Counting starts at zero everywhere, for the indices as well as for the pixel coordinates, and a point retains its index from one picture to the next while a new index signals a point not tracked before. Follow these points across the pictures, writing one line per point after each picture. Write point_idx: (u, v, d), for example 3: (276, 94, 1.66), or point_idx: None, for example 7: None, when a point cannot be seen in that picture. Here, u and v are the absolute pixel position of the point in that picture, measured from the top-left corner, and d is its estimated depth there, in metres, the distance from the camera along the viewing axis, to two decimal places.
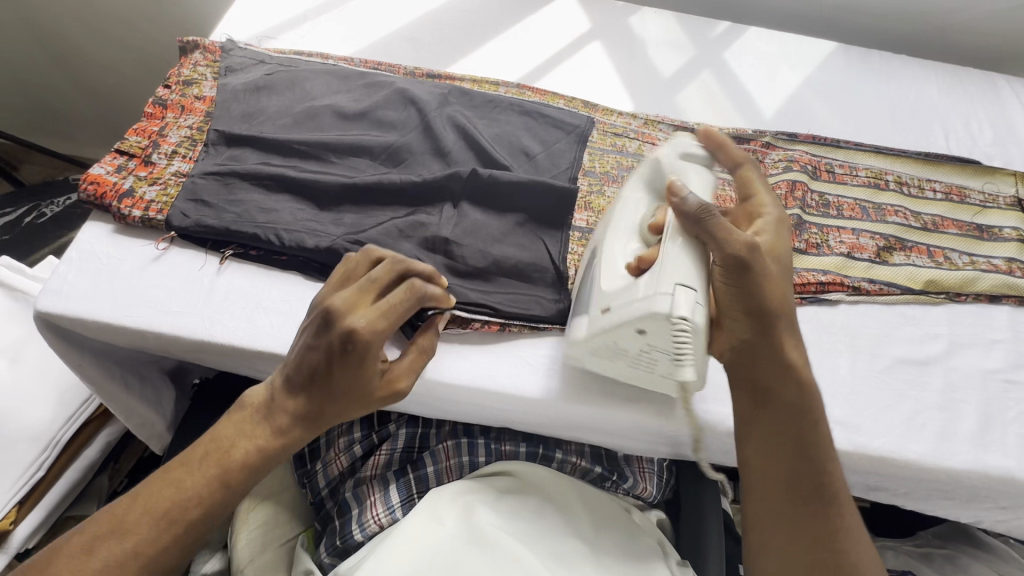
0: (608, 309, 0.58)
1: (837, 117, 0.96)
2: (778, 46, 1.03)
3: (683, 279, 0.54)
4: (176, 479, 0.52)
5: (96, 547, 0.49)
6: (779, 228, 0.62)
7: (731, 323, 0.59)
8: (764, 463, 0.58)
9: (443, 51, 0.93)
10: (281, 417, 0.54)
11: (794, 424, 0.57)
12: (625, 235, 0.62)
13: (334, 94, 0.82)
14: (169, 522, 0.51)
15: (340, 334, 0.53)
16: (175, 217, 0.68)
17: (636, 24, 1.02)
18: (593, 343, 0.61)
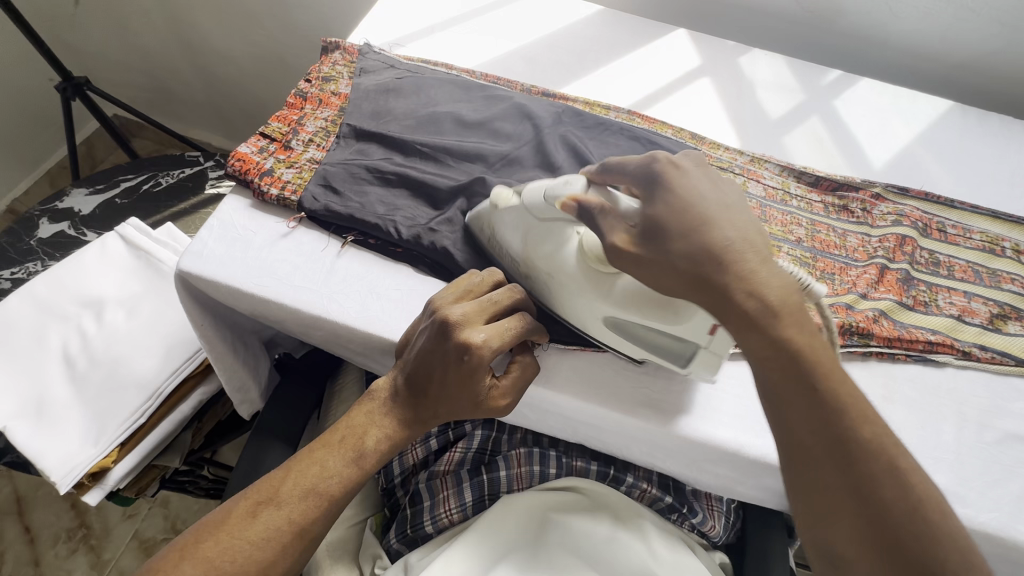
0: (717, 328, 0.57)
1: (951, 176, 0.93)
2: (892, 99, 1.02)
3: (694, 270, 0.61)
4: (321, 458, 0.57)
5: (259, 512, 0.54)
6: (672, 173, 0.57)
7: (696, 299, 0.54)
8: (807, 462, 0.50)
9: (559, 72, 0.97)
10: (403, 412, 0.60)
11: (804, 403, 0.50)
12: (600, 290, 0.62)
13: (455, 103, 0.87)
14: (321, 497, 0.56)
15: (460, 345, 0.56)
16: (307, 200, 0.74)
17: (747, 64, 1.04)
18: (710, 360, 0.61)
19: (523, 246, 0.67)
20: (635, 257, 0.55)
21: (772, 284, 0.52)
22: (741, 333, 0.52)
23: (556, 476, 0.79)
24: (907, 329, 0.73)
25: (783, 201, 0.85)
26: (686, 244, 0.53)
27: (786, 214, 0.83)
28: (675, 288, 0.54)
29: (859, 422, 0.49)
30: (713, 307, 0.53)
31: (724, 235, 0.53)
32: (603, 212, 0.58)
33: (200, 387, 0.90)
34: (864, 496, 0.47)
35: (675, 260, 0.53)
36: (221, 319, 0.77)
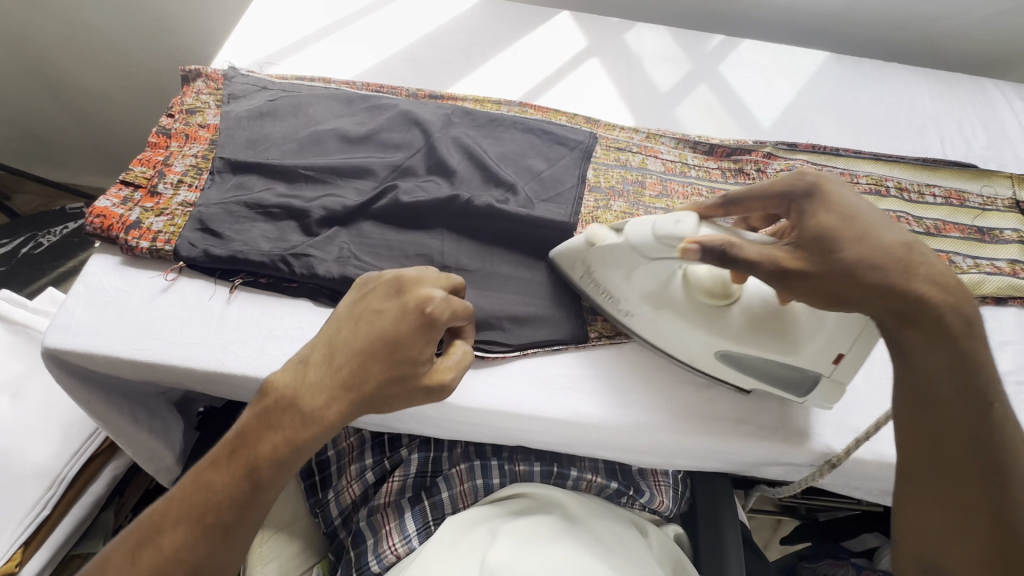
0: (844, 355, 0.57)
1: (835, 125, 0.97)
2: (772, 58, 1.06)
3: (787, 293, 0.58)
4: (206, 483, 0.52)
5: (138, 555, 0.50)
6: (829, 187, 0.55)
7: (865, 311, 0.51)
8: (935, 454, 0.51)
9: (444, 71, 0.93)
10: (309, 402, 0.53)
11: (969, 420, 0.49)
12: (717, 322, 0.61)
13: (337, 118, 0.82)
14: (210, 525, 0.50)
15: (415, 296, 0.57)
16: (184, 247, 0.68)
17: (633, 40, 1.04)
18: (833, 390, 0.60)
19: (623, 286, 0.64)
20: (802, 273, 0.51)
21: (948, 283, 0.51)
22: (916, 341, 0.51)
23: (500, 486, 0.78)
24: None
25: (683, 173, 0.86)
26: (860, 250, 0.51)
27: (687, 185, 0.84)
28: (849, 297, 0.51)
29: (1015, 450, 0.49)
30: (889, 313, 0.51)
31: (895, 237, 0.52)
32: (734, 247, 0.51)
33: (112, 461, 0.85)
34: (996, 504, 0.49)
35: (855, 268, 0.50)
36: (113, 389, 0.70)
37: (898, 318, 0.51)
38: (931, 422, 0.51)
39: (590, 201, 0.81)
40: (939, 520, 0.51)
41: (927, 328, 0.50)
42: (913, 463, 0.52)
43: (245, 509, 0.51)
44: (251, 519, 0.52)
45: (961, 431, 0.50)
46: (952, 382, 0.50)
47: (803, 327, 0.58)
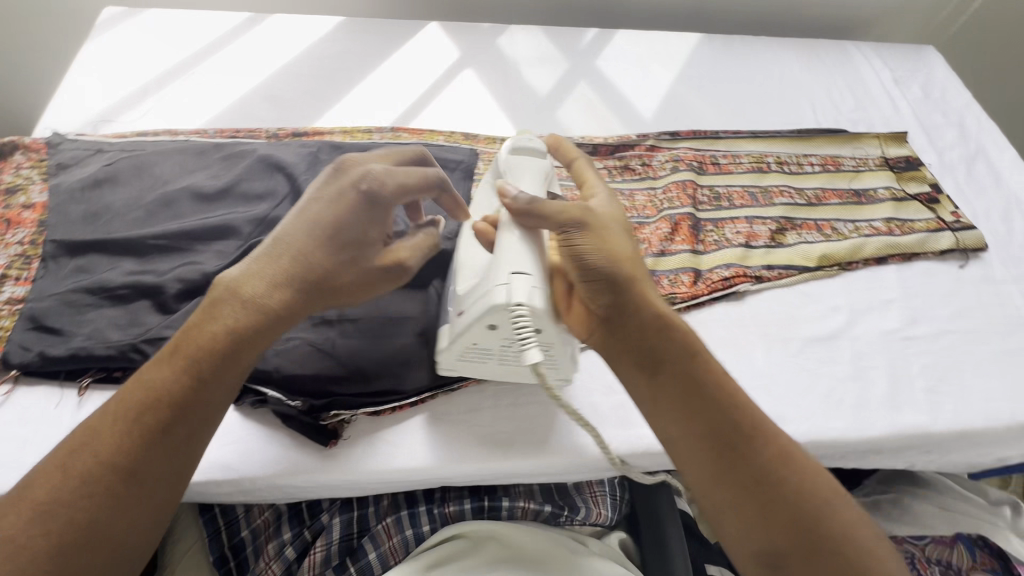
0: (461, 315, 0.56)
1: (713, 107, 0.98)
2: (647, 47, 1.05)
3: (517, 267, 0.53)
4: (146, 381, 0.49)
5: (70, 463, 0.45)
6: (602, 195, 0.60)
7: (590, 298, 0.54)
8: (699, 460, 0.51)
9: (308, 104, 0.87)
10: (251, 288, 0.52)
11: (703, 413, 0.52)
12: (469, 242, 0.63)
13: (189, 174, 0.75)
14: (148, 427, 0.47)
15: (360, 171, 0.57)
16: (15, 352, 0.60)
17: (506, 45, 1.01)
18: (466, 356, 0.59)
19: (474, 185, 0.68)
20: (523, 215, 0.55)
21: (647, 291, 0.55)
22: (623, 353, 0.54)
23: (432, 532, 0.73)
24: (705, 276, 0.76)
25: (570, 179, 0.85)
26: (602, 246, 0.54)
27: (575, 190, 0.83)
28: (588, 280, 0.53)
29: (762, 435, 0.52)
30: (609, 317, 0.54)
31: (620, 239, 0.56)
32: (538, 201, 0.55)
33: None
34: (767, 492, 0.49)
35: (586, 261, 0.53)
36: None
37: (610, 323, 0.54)
38: (691, 423, 0.52)
39: None
40: (748, 525, 0.49)
41: (637, 329, 0.54)
42: (716, 477, 0.50)
43: (187, 407, 0.49)
44: (197, 426, 0.49)
45: (710, 425, 0.52)
46: (679, 378, 0.53)
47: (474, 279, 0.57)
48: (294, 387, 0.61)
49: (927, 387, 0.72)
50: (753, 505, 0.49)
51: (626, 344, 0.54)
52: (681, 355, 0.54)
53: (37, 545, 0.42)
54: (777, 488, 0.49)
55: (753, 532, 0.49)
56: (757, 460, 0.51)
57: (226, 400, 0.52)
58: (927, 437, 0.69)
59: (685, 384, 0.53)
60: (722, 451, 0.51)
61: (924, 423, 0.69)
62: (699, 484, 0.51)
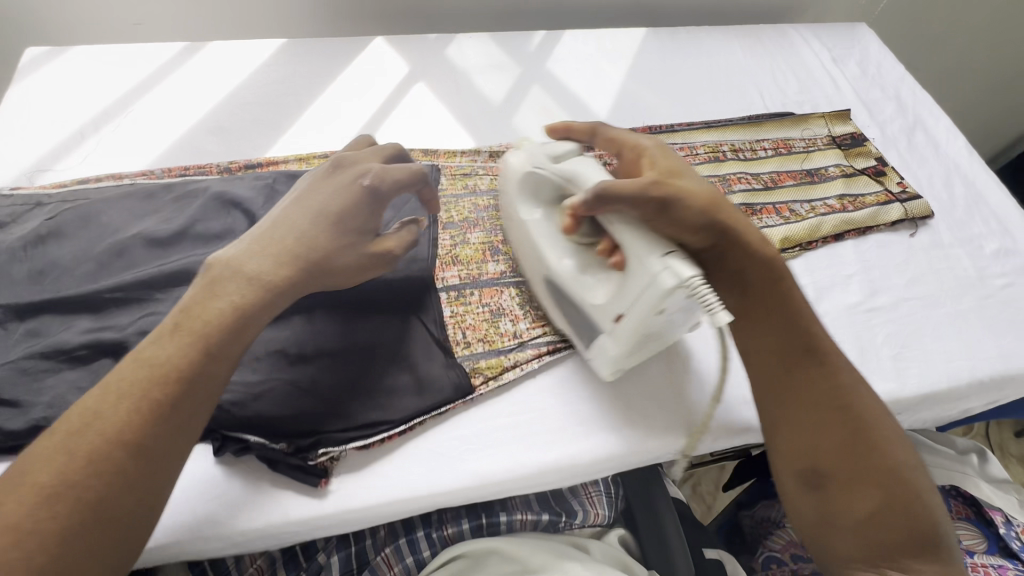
0: (623, 317, 0.60)
1: (666, 100, 1.00)
2: (595, 45, 1.06)
3: (662, 248, 0.57)
4: (148, 359, 0.49)
5: (73, 441, 0.45)
6: (661, 154, 0.67)
7: (702, 238, 0.61)
8: (785, 380, 0.60)
9: (258, 134, 0.85)
10: (252, 266, 0.57)
11: (781, 339, 0.61)
12: (555, 251, 0.67)
13: (140, 219, 0.72)
14: (155, 403, 0.47)
15: (357, 170, 0.65)
16: None
17: (455, 54, 1.00)
18: (627, 350, 0.63)
19: (514, 207, 0.71)
20: (659, 206, 0.59)
21: (751, 234, 0.63)
22: (729, 289, 0.64)
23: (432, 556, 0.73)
24: None
25: None
26: (692, 198, 0.60)
27: None
28: (701, 227, 0.60)
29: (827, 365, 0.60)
30: (754, 245, 0.63)
31: (711, 190, 0.63)
32: (604, 190, 0.59)
33: None
34: (835, 413, 0.58)
35: (689, 218, 0.60)
36: None
37: (741, 252, 0.62)
38: (764, 352, 0.62)
39: (446, 239, 0.77)
40: (813, 441, 0.57)
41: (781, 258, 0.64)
42: (784, 401, 0.60)
43: (189, 380, 0.49)
44: (201, 399, 0.51)
45: (781, 352, 0.61)
46: (767, 310, 0.62)
47: (622, 289, 0.60)
48: (275, 430, 0.60)
49: (893, 355, 0.75)
50: (806, 421, 0.58)
51: (718, 276, 0.63)
52: (773, 283, 0.63)
53: (44, 529, 0.41)
54: (826, 402, 0.58)
55: (822, 449, 0.57)
56: (826, 384, 0.59)
57: (227, 373, 0.53)
58: (897, 403, 0.72)
59: (776, 313, 0.62)
60: (795, 375, 0.60)
61: (893, 390, 0.72)
62: (771, 406, 0.60)
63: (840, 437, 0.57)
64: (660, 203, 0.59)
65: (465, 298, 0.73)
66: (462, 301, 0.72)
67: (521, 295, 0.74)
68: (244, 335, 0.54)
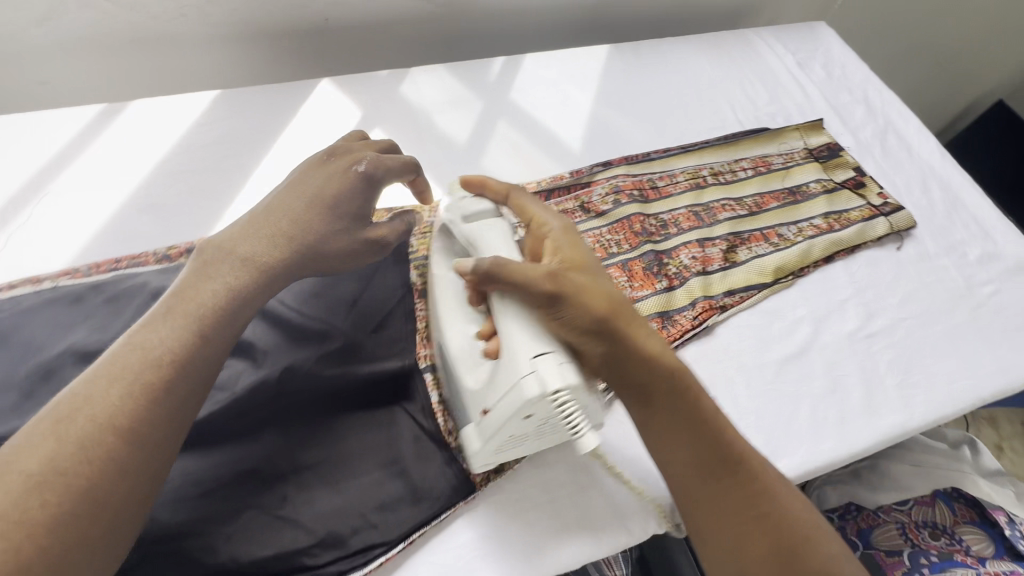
0: (489, 411, 0.53)
1: (638, 124, 0.95)
2: (558, 68, 1.00)
3: (537, 347, 0.50)
4: (143, 342, 0.48)
5: (64, 428, 0.43)
6: (569, 234, 0.59)
7: (580, 344, 0.52)
8: (700, 496, 0.51)
9: (199, 207, 0.75)
10: (246, 249, 0.57)
11: (694, 457, 0.51)
12: (461, 319, 0.59)
13: (67, 330, 0.62)
14: (147, 388, 0.46)
15: (353, 158, 0.66)
16: None
17: (411, 91, 0.92)
18: (504, 446, 0.55)
19: (433, 258, 0.64)
20: (544, 293, 0.51)
21: (652, 342, 0.54)
22: (630, 397, 0.54)
23: None
24: (674, 319, 0.73)
25: None
26: (576, 306, 0.52)
27: None
28: (583, 327, 0.52)
29: (763, 482, 0.51)
30: (624, 359, 0.53)
31: (601, 286, 0.54)
32: (499, 266, 0.53)
33: None
34: (763, 537, 0.48)
35: (576, 319, 0.51)
36: None
37: (632, 364, 0.53)
38: (674, 467, 0.52)
39: (425, 308, 0.69)
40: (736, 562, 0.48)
41: (681, 377, 0.54)
42: (698, 509, 0.51)
43: (187, 365, 0.49)
44: (197, 384, 0.50)
45: (705, 461, 0.51)
46: (682, 424, 0.52)
47: (497, 371, 0.53)
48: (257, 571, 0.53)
49: (897, 382, 0.74)
50: (736, 529, 0.49)
51: (621, 381, 0.54)
52: (670, 394, 0.53)
53: (38, 515, 0.39)
54: (763, 522, 0.49)
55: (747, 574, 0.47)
56: (761, 500, 0.50)
57: (221, 357, 0.52)
58: (906, 434, 0.71)
59: (692, 427, 0.52)
60: (722, 487, 0.50)
61: (902, 421, 0.71)
62: (690, 513, 0.51)
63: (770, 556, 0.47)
64: (550, 295, 0.51)
65: None
66: None
67: None
68: (243, 313, 0.55)
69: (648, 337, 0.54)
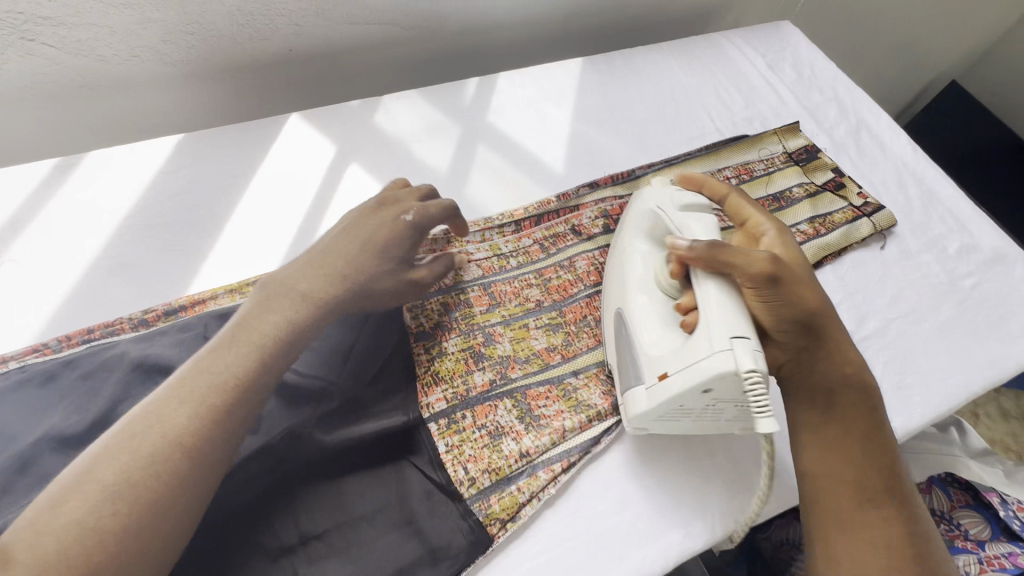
0: (668, 373, 0.57)
1: (619, 139, 0.94)
2: (533, 85, 0.99)
3: (734, 330, 0.55)
4: (208, 364, 0.50)
5: (131, 445, 0.44)
6: (785, 238, 0.67)
7: (786, 339, 0.61)
8: (842, 514, 0.56)
9: (173, 265, 0.72)
10: (304, 286, 0.57)
11: (861, 466, 0.57)
12: (638, 291, 0.64)
13: (39, 414, 0.57)
14: (212, 407, 0.48)
15: (399, 206, 0.67)
16: None
17: (385, 121, 0.89)
18: (668, 414, 0.59)
19: (626, 243, 0.70)
20: (772, 279, 0.58)
21: (853, 359, 0.63)
22: (838, 393, 0.61)
23: None
24: None
25: (503, 269, 0.77)
26: (803, 287, 0.61)
27: (513, 282, 0.76)
28: (800, 315, 0.60)
29: (905, 505, 0.56)
30: (823, 382, 0.62)
31: (816, 300, 0.62)
32: (721, 249, 0.59)
33: None
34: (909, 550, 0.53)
35: (795, 297, 0.60)
36: None
37: (824, 360, 0.62)
38: (860, 459, 0.58)
39: (422, 354, 0.68)
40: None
41: (851, 392, 0.61)
42: (840, 527, 0.55)
43: (249, 390, 0.50)
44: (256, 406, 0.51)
45: (858, 472, 0.57)
46: (853, 433, 0.59)
47: (698, 332, 0.57)
48: None
49: (895, 385, 0.75)
50: (871, 550, 0.53)
51: (813, 382, 0.62)
52: (861, 403, 0.61)
53: (108, 527, 0.40)
54: (909, 553, 0.53)
55: None
56: (908, 515, 0.55)
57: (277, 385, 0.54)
58: (908, 436, 0.72)
59: (852, 447, 0.58)
60: (864, 510, 0.55)
61: (903, 424, 0.72)
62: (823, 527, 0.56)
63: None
64: (772, 277, 0.58)
65: (458, 425, 0.63)
66: (457, 429, 0.63)
67: (517, 405, 0.66)
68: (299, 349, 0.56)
69: (829, 363, 0.62)
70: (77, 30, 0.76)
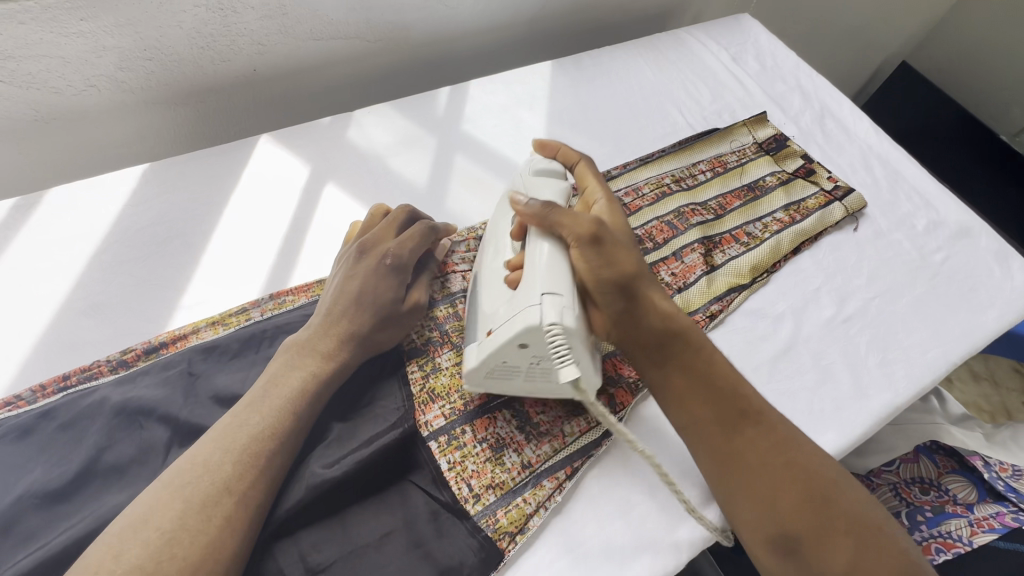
0: (494, 330, 0.58)
1: (594, 140, 0.95)
2: (504, 91, 0.98)
3: (548, 287, 0.55)
4: (245, 418, 0.54)
5: (182, 493, 0.48)
6: (616, 205, 0.67)
7: (605, 301, 0.60)
8: (716, 443, 0.57)
9: (150, 300, 0.69)
10: (325, 347, 0.60)
11: (712, 400, 0.58)
12: (497, 251, 0.66)
13: (16, 470, 0.54)
14: (253, 455, 0.52)
15: (378, 252, 0.66)
16: None
17: (358, 137, 0.88)
18: (500, 372, 0.59)
19: (499, 213, 0.70)
20: (592, 241, 0.58)
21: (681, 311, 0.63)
22: (683, 339, 0.61)
23: None
24: None
25: None
26: (629, 250, 0.61)
27: None
28: (626, 274, 0.59)
29: (767, 420, 0.58)
30: (655, 328, 0.61)
31: (640, 260, 0.62)
32: (551, 211, 0.59)
33: None
34: (781, 459, 0.55)
35: (620, 263, 0.59)
36: None
37: (663, 314, 0.61)
38: (710, 397, 0.58)
39: (415, 373, 0.67)
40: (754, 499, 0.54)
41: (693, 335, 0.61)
42: (716, 459, 0.57)
43: (286, 439, 0.54)
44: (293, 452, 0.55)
45: (713, 404, 0.58)
46: (699, 373, 0.60)
47: (518, 292, 0.58)
48: None
49: (880, 361, 0.77)
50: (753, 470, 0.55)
51: (641, 334, 0.61)
52: (695, 353, 0.61)
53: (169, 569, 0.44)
54: (784, 465, 0.55)
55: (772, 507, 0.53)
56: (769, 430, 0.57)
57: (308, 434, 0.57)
58: (897, 410, 0.74)
59: (702, 381, 0.59)
60: (731, 439, 0.57)
61: (892, 399, 0.74)
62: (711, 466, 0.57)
63: (803, 493, 0.53)
64: (595, 237, 0.58)
65: (459, 440, 0.63)
66: (458, 445, 0.62)
67: (516, 416, 0.66)
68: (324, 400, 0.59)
69: (669, 305, 0.62)
70: (28, 63, 0.73)
